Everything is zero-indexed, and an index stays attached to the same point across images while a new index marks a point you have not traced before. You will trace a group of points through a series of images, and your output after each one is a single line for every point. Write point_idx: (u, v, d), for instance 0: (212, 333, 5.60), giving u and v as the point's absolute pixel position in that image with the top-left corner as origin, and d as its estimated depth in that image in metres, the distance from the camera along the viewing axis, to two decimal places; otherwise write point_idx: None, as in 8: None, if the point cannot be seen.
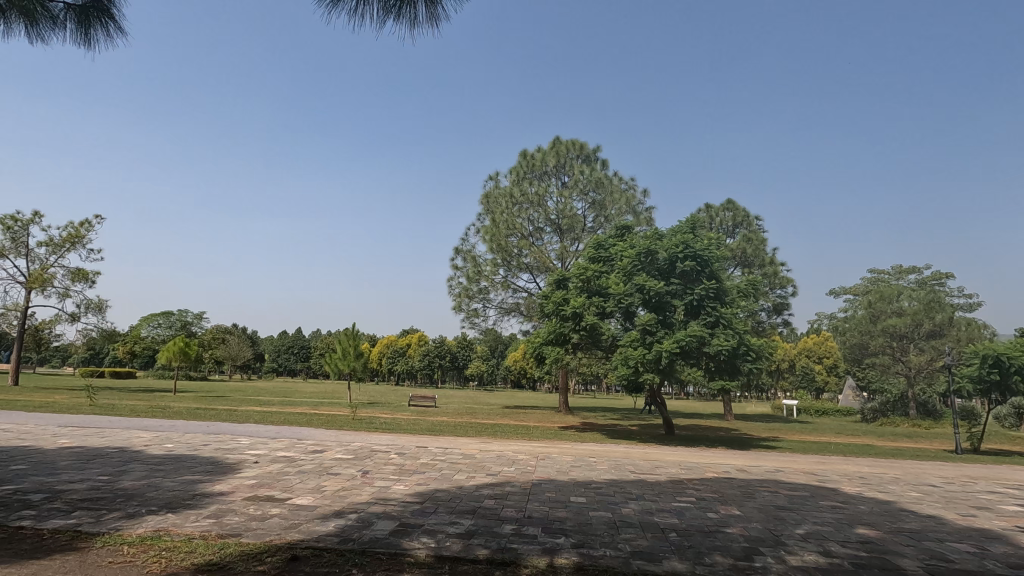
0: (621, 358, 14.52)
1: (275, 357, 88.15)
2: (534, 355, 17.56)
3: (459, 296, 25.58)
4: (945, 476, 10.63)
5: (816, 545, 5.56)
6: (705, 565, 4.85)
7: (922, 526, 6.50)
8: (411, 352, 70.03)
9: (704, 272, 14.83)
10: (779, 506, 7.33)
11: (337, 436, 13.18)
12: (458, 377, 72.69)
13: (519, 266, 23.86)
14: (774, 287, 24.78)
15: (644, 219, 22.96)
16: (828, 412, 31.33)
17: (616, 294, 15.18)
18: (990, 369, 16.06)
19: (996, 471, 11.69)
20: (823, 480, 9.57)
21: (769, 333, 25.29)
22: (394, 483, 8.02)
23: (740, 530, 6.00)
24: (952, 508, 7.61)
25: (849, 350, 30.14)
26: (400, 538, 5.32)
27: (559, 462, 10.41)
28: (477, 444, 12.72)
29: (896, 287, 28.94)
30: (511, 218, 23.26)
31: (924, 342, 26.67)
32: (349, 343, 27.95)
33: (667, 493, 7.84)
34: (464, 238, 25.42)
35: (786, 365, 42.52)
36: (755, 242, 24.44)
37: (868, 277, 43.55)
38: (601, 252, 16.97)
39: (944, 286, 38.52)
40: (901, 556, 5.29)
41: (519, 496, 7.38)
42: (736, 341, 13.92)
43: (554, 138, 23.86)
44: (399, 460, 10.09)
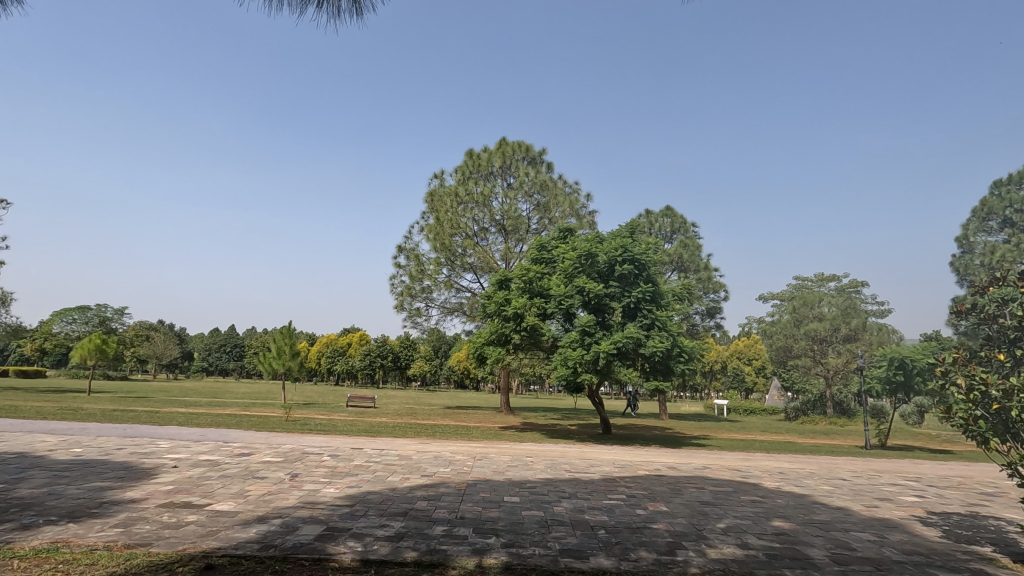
0: (561, 358, 14.76)
1: (205, 356, 83.61)
2: (475, 356, 17.56)
3: (401, 294, 25.20)
4: (855, 470, 11.43)
5: (735, 538, 5.82)
6: (630, 561, 4.96)
7: (831, 518, 6.96)
8: (353, 352, 68.42)
9: (641, 275, 15.26)
10: (704, 501, 7.62)
11: (268, 438, 12.62)
12: (399, 377, 71.30)
13: (462, 265, 23.79)
14: (708, 291, 25.85)
15: (587, 222, 23.39)
16: (755, 412, 32.93)
17: (557, 295, 15.35)
18: (896, 371, 17.43)
19: (900, 465, 12.63)
20: (746, 476, 10.07)
21: (703, 335, 26.39)
22: (324, 486, 7.78)
23: (665, 526, 6.20)
24: (858, 500, 8.20)
25: (775, 352, 31.81)
26: (326, 542, 5.15)
27: (496, 463, 10.40)
28: (414, 446, 12.50)
29: (818, 293, 30.83)
30: (455, 217, 23.11)
31: (841, 345, 28.40)
32: (284, 341, 26.92)
33: (599, 492, 7.99)
34: (408, 236, 25.10)
35: (719, 366, 44.67)
36: (691, 248, 25.44)
37: (793, 284, 46.13)
38: (544, 253, 17.17)
39: (860, 293, 41.61)
40: (811, 547, 5.63)
41: (453, 497, 7.33)
42: (670, 343, 14.38)
43: (499, 138, 23.91)
44: (331, 462, 9.79)
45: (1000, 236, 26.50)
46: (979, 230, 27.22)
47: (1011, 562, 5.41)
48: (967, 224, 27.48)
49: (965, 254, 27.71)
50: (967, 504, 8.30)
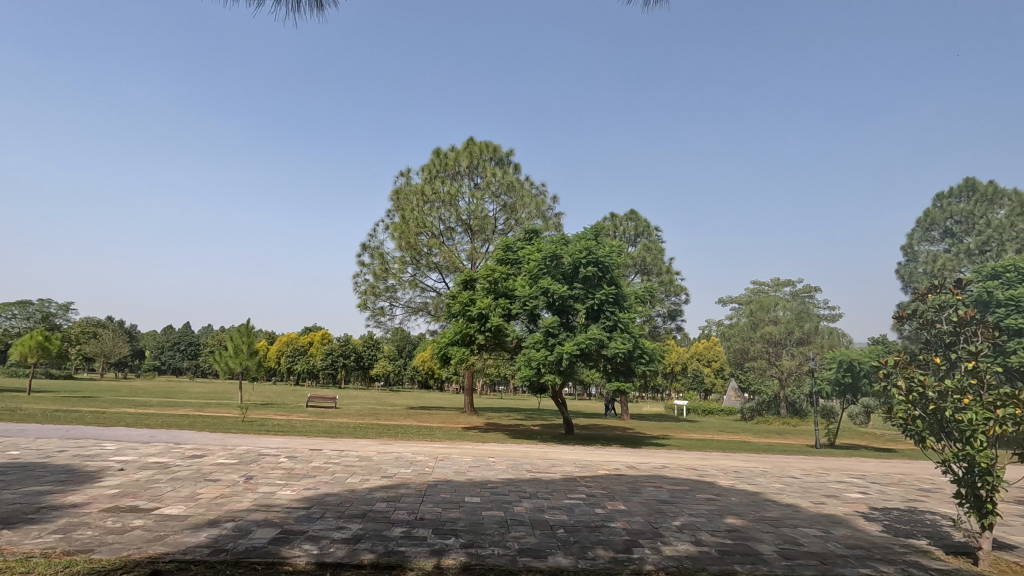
0: (525, 359, 14.83)
1: (158, 355, 80.34)
2: (439, 356, 17.46)
3: (365, 293, 24.83)
4: (805, 468, 11.87)
5: (690, 536, 5.97)
6: (587, 559, 5.03)
7: (781, 514, 7.23)
8: (314, 351, 66.97)
9: (605, 278, 15.41)
10: (661, 500, 7.78)
11: (222, 440, 12.22)
12: (362, 377, 70.11)
13: (428, 265, 23.62)
14: (669, 294, 26.40)
15: (552, 223, 23.56)
16: (713, 412, 33.84)
17: (522, 296, 15.40)
18: (845, 373, 18.19)
19: (847, 463, 13.18)
20: (702, 475, 10.33)
21: (664, 337, 26.94)
22: (280, 488, 7.60)
23: (623, 524, 6.31)
24: (807, 497, 8.53)
25: (733, 354, 32.77)
26: (281, 546, 5.04)
27: (458, 463, 10.37)
28: (375, 447, 12.32)
29: (774, 297, 32.02)
30: (421, 216, 22.92)
31: (795, 348, 29.39)
32: (242, 340, 26.14)
33: (559, 492, 8.06)
34: (372, 234, 24.76)
35: (680, 367, 45.71)
36: (654, 251, 25.91)
37: (751, 288, 47.60)
38: (510, 254, 17.19)
39: (813, 298, 43.32)
40: (761, 543, 5.83)
41: (413, 498, 7.26)
42: (632, 344, 14.59)
43: (467, 138, 23.84)
44: (288, 464, 9.55)
45: (941, 246, 28.01)
46: (922, 240, 28.66)
47: (943, 554, 5.72)
48: (912, 234, 28.93)
49: (911, 261, 29.12)
50: (906, 500, 8.75)
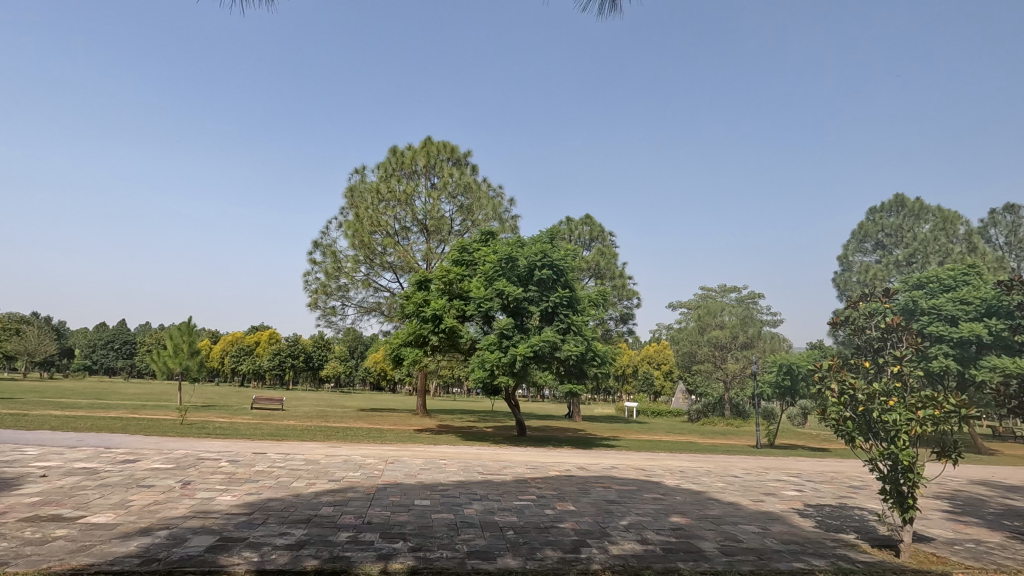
0: (478, 361, 14.81)
1: (89, 354, 75.62)
2: (392, 357, 17.22)
3: (315, 292, 24.17)
4: (746, 468, 12.36)
5: (637, 534, 6.11)
6: (535, 560, 5.06)
7: (722, 512, 7.50)
8: (261, 351, 64.69)
9: (559, 281, 15.55)
10: (609, 500, 7.93)
11: (157, 443, 11.62)
12: (310, 378, 68.17)
13: (382, 264, 23.24)
14: (622, 298, 26.95)
15: (509, 225, 23.62)
16: (661, 413, 34.79)
17: (477, 298, 15.36)
18: (784, 376, 19.07)
19: (785, 462, 13.82)
20: (649, 475, 10.58)
21: (616, 340, 27.51)
22: (220, 493, 7.28)
23: (572, 525, 6.38)
24: (748, 495, 8.89)
25: (681, 357, 33.81)
26: (218, 554, 4.83)
27: (408, 466, 10.24)
28: (323, 449, 12.02)
29: (720, 303, 33.23)
30: (376, 214, 22.53)
31: (739, 352, 30.57)
32: (183, 339, 24.92)
33: (510, 493, 8.08)
34: (325, 232, 24.16)
35: (631, 370, 46.75)
36: (607, 255, 26.43)
37: (699, 293, 49.23)
38: (466, 255, 17.11)
39: (756, 304, 45.25)
40: (703, 540, 6.02)
41: (361, 502, 7.11)
42: (585, 347, 14.79)
43: (424, 138, 23.61)
44: (229, 468, 9.16)
45: (872, 257, 29.84)
46: (856, 251, 30.48)
47: (869, 547, 6.08)
48: (847, 245, 30.70)
49: (846, 270, 30.85)
50: (837, 496, 9.25)
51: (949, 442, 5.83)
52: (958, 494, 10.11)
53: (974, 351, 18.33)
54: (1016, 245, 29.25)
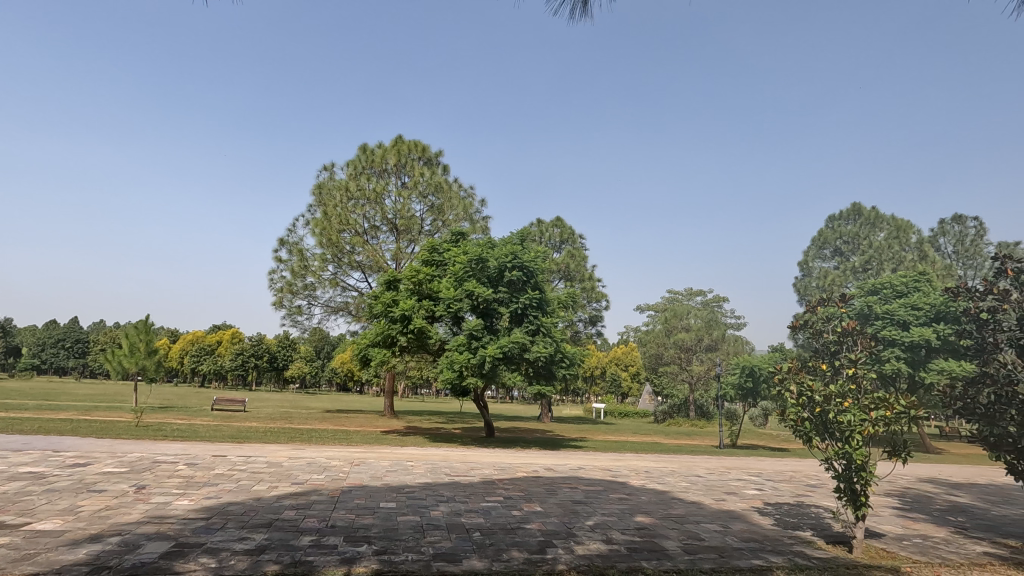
0: (447, 362, 14.74)
1: (37, 352, 72.13)
2: (359, 357, 16.99)
3: (280, 290, 23.64)
4: (709, 468, 12.64)
5: (602, 534, 6.17)
6: (501, 561, 5.07)
7: (686, 511, 7.65)
8: (223, 351, 62.85)
9: (529, 282, 15.60)
10: (575, 501, 8.00)
11: (110, 446, 11.17)
12: (274, 379, 66.60)
13: (350, 263, 22.91)
14: (591, 300, 27.21)
15: (479, 226, 23.57)
16: (628, 415, 35.26)
17: (447, 298, 15.28)
18: (746, 378, 19.58)
19: (746, 462, 14.19)
20: (615, 475, 10.71)
21: (585, 342, 27.77)
22: (176, 498, 7.05)
23: (538, 525, 6.42)
24: (710, 495, 9.09)
25: (648, 358, 34.34)
26: (173, 560, 4.68)
27: (374, 468, 10.12)
28: (286, 452, 11.76)
29: (686, 306, 33.86)
30: (345, 213, 22.20)
31: (704, 354, 31.24)
32: (140, 338, 24.04)
33: (477, 495, 8.06)
34: (291, 229, 23.68)
35: (598, 372, 47.22)
36: (577, 258, 26.66)
37: (666, 296, 50.10)
38: (435, 255, 17.00)
39: (721, 308, 46.33)
40: (666, 539, 6.13)
41: (325, 505, 6.98)
42: (553, 348, 14.87)
43: (395, 136, 23.40)
44: (187, 472, 8.87)
45: (831, 263, 30.94)
46: (816, 257, 31.55)
47: (824, 544, 6.29)
48: (807, 252, 31.78)
49: (806, 276, 31.88)
50: (795, 495, 9.55)
51: (899, 442, 6.08)
52: (907, 491, 10.56)
53: (923, 354, 19.19)
54: (963, 253, 30.73)
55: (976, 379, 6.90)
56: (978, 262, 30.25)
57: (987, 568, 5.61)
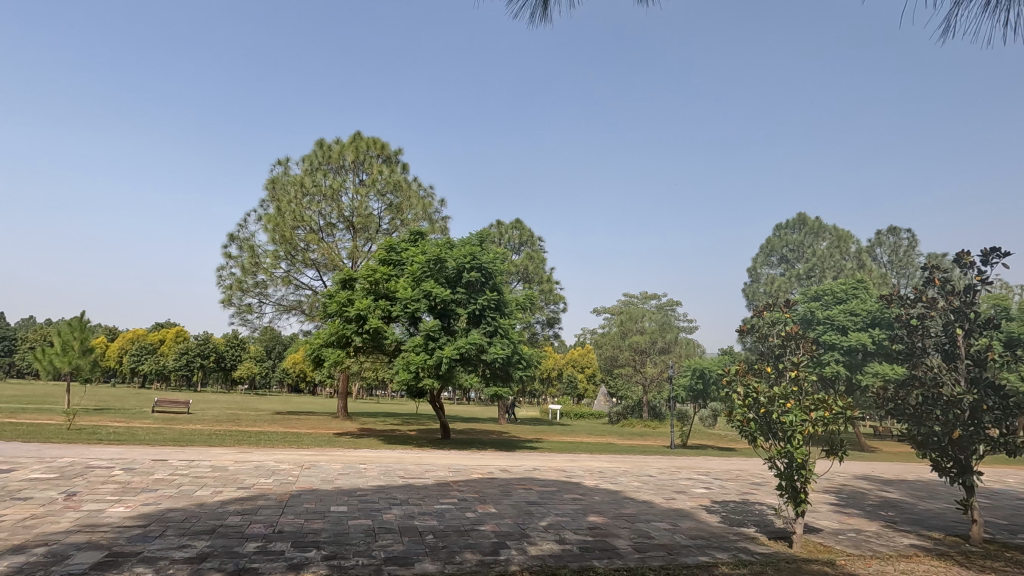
0: (403, 363, 14.57)
1: None
2: (312, 358, 16.57)
3: (229, 288, 22.78)
4: (660, 467, 12.96)
5: (555, 534, 6.23)
6: (454, 564, 5.04)
7: (637, 510, 7.81)
8: (166, 351, 60.04)
9: (487, 283, 15.58)
10: (530, 502, 8.05)
11: (37, 451, 10.46)
12: (221, 379, 64.06)
13: (304, 261, 22.33)
14: (549, 302, 27.43)
15: (438, 226, 23.37)
16: (584, 416, 35.73)
17: (404, 298, 15.08)
18: (697, 380, 20.19)
19: (696, 461, 14.61)
20: (570, 476, 10.83)
21: (542, 344, 27.98)
22: (111, 505, 6.67)
23: (492, 527, 6.41)
24: (660, 494, 9.32)
25: (604, 360, 34.91)
26: (106, 571, 4.42)
27: (326, 471, 9.89)
28: (232, 455, 11.32)
29: (641, 309, 34.57)
30: (299, 209, 21.62)
31: (658, 356, 32.00)
32: (74, 335, 22.69)
33: (431, 497, 7.99)
34: (242, 225, 22.86)
35: (555, 373, 47.64)
36: (536, 260, 26.84)
37: (622, 299, 51.06)
38: (393, 255, 16.77)
39: (675, 312, 47.61)
40: (618, 538, 6.24)
41: (272, 510, 6.75)
42: (511, 350, 14.91)
43: (354, 132, 22.97)
44: (123, 477, 8.42)
45: (777, 270, 32.37)
46: (763, 264, 32.95)
47: (766, 539, 6.55)
48: (756, 258, 33.10)
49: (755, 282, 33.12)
50: (740, 493, 9.90)
51: (837, 441, 6.39)
52: (843, 488, 11.12)
53: (860, 358, 20.27)
54: (897, 264, 32.62)
55: (907, 381, 7.31)
56: (910, 272, 32.17)
57: (913, 559, 5.97)
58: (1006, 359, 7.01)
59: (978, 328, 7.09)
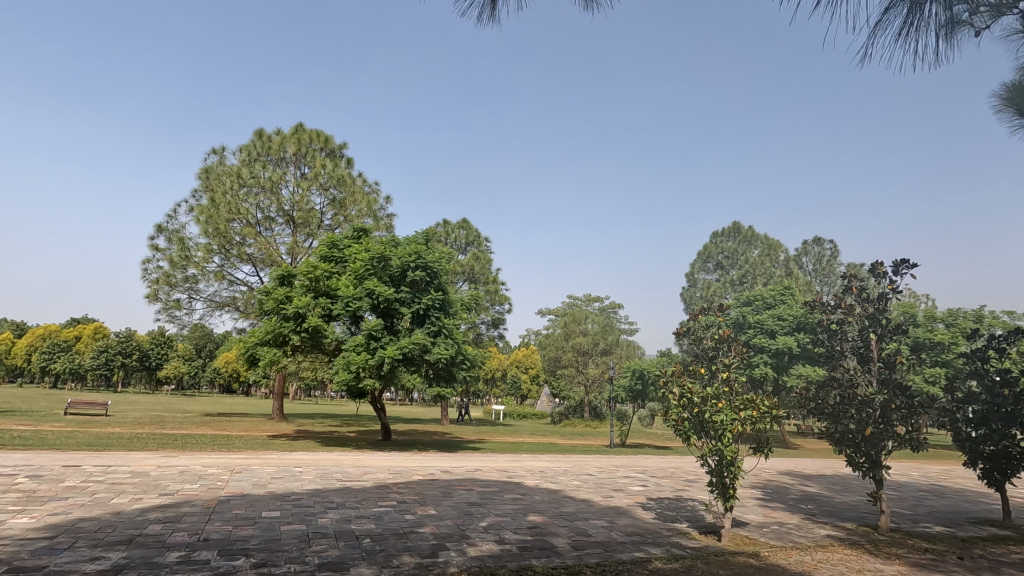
0: (343, 362, 14.19)
1: None
2: (246, 357, 15.85)
3: (155, 282, 21.43)
4: (600, 466, 13.26)
5: (494, 535, 6.24)
6: (391, 568, 4.94)
7: (576, 509, 7.95)
8: (83, 349, 55.71)
9: (432, 283, 15.40)
10: (470, 502, 8.04)
11: None
12: (145, 379, 60.13)
13: (239, 255, 21.36)
14: (494, 303, 27.46)
15: (383, 223, 22.87)
16: (527, 416, 36.00)
17: (345, 296, 14.68)
18: (637, 381, 20.78)
19: (634, 460, 15.03)
20: (511, 476, 10.89)
21: (486, 344, 28.00)
22: (11, 516, 6.10)
23: (431, 529, 6.35)
24: (599, 492, 9.53)
25: (547, 361, 35.33)
26: None
27: (257, 475, 9.47)
28: (155, 460, 10.65)
29: (584, 311, 35.17)
30: (235, 201, 20.63)
31: (599, 357, 32.67)
32: None
33: (369, 500, 7.82)
34: (172, 215, 21.58)
35: (500, 373, 47.73)
36: (482, 260, 26.81)
37: (566, 301, 51.75)
38: (335, 251, 16.28)
39: (616, 314, 48.79)
40: (556, 536, 6.33)
41: (198, 517, 6.40)
42: (454, 350, 14.80)
43: (296, 123, 22.18)
44: (26, 485, 7.73)
45: (713, 275, 33.82)
46: (700, 270, 34.34)
47: (697, 534, 6.83)
48: (694, 264, 34.46)
49: (692, 286, 34.46)
50: (674, 490, 10.27)
51: (763, 439, 6.74)
52: (768, 483, 11.76)
53: (787, 360, 21.49)
54: (821, 272, 34.80)
55: (827, 381, 7.81)
56: (832, 280, 34.38)
57: (828, 548, 6.39)
58: (912, 361, 7.62)
59: (889, 333, 7.67)
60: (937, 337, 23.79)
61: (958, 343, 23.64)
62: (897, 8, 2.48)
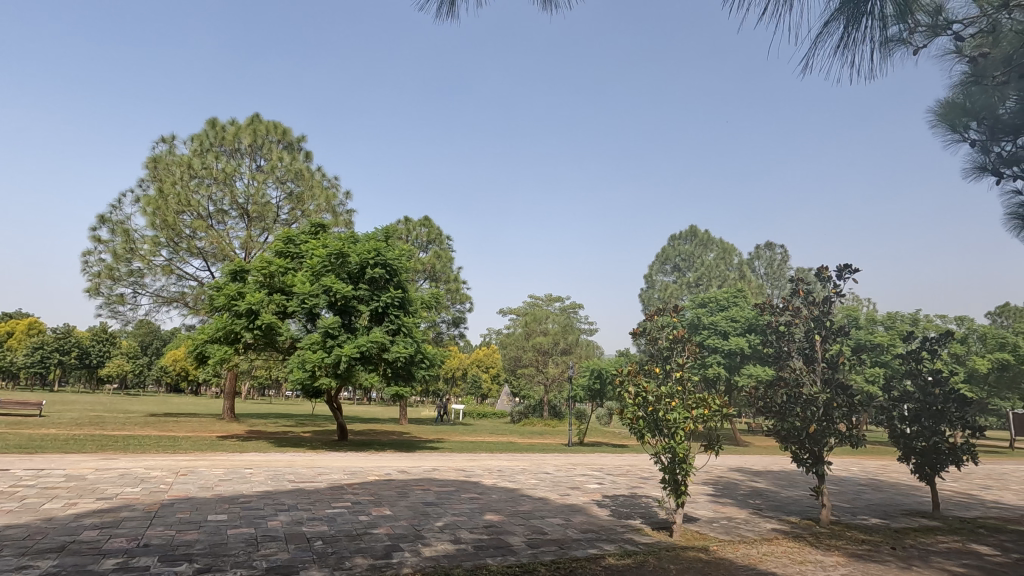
0: (298, 361, 13.83)
1: None
2: (194, 355, 15.25)
3: (96, 276, 20.35)
4: (557, 465, 13.38)
5: (450, 534, 6.20)
6: (343, 570, 4.85)
7: (532, 507, 7.99)
8: (15, 346, 52.26)
9: (391, 281, 15.13)
10: (426, 502, 7.97)
11: None
12: (84, 378, 56.93)
13: (189, 249, 20.52)
14: (455, 301, 27.30)
15: (342, 219, 22.37)
16: (487, 415, 35.96)
17: (301, 293, 14.35)
18: (595, 380, 21.08)
19: (591, 458, 15.24)
20: (469, 475, 10.86)
21: (446, 343, 27.85)
22: None
23: (386, 529, 6.26)
24: (556, 490, 9.61)
25: (507, 360, 35.40)
26: None
27: (205, 477, 9.12)
28: (92, 463, 10.12)
29: (546, 311, 35.45)
30: (185, 193, 19.77)
31: (559, 357, 32.84)
32: None
33: (322, 501, 7.64)
34: (116, 206, 20.53)
35: (460, 373, 47.41)
36: (443, 259, 26.61)
37: (528, 301, 51.90)
38: (291, 247, 15.84)
39: (577, 315, 49.33)
40: (512, 535, 6.34)
41: (138, 522, 6.11)
42: (414, 349, 14.61)
43: (252, 113, 21.47)
44: None
45: (671, 277, 34.64)
46: (659, 272, 35.10)
47: (650, 530, 6.97)
48: (653, 266, 35.18)
49: (650, 287, 35.17)
50: (629, 487, 10.48)
51: (714, 437, 6.93)
52: (719, 480, 12.14)
53: (738, 360, 22.19)
54: (772, 275, 36.20)
55: (774, 381, 8.12)
56: (781, 283, 35.77)
57: (773, 541, 6.63)
58: (853, 361, 7.96)
59: (833, 334, 7.97)
60: (876, 339, 25.06)
61: (896, 345, 25.01)
62: (836, 20, 2.58)
